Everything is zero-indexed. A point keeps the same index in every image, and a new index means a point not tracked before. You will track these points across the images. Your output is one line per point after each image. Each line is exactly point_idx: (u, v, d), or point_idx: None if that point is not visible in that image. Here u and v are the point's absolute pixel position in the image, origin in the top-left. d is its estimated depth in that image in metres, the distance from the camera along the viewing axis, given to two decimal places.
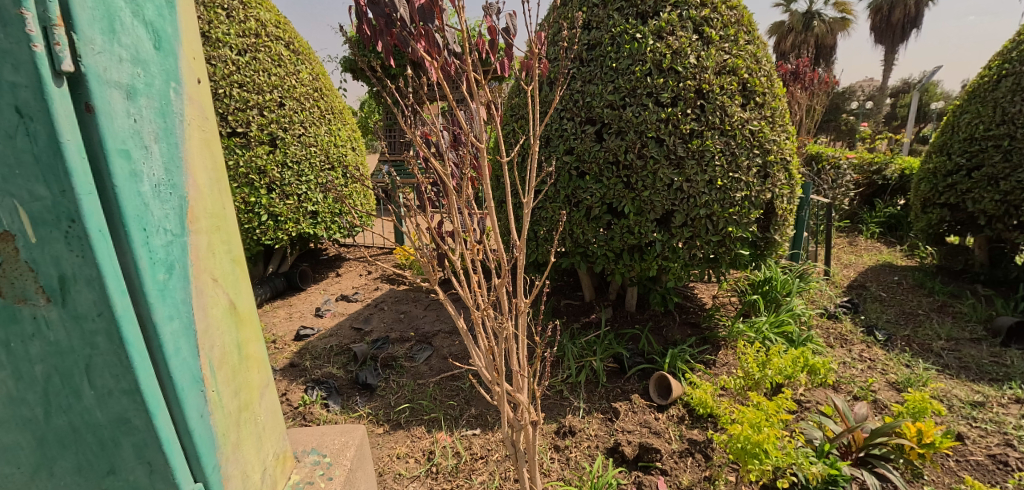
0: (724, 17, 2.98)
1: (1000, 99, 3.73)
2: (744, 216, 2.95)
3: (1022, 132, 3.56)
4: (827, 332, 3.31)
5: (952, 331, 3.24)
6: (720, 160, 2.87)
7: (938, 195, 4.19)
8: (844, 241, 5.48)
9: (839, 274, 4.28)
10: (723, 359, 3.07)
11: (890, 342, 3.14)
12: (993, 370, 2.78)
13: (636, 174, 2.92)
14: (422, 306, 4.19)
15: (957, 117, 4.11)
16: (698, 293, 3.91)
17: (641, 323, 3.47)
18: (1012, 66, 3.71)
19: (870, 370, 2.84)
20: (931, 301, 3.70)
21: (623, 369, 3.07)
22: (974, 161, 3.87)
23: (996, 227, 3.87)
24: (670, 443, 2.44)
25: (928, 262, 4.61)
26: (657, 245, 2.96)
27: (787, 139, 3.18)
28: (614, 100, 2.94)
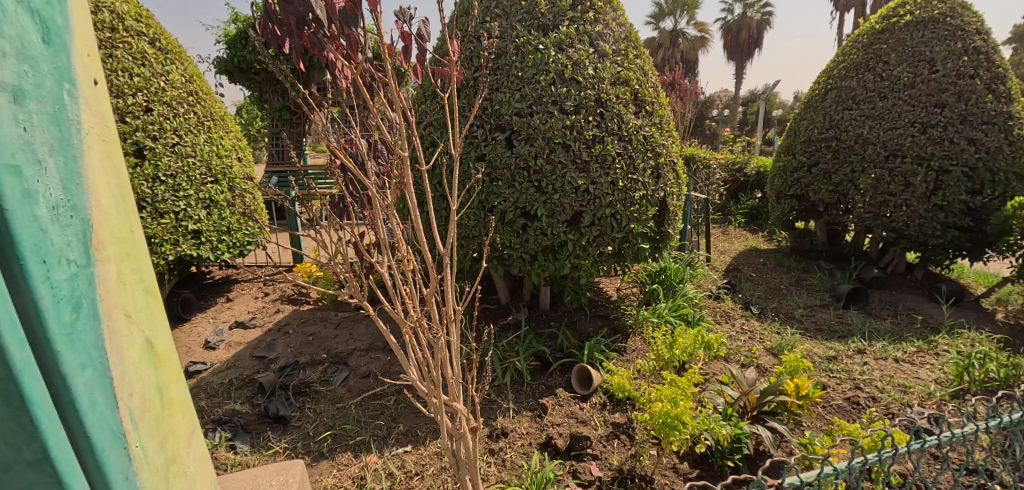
0: (616, 33, 3.26)
1: (828, 109, 4.59)
2: (643, 213, 3.22)
3: (844, 135, 4.43)
4: (714, 310, 3.76)
5: (808, 300, 3.89)
6: (620, 163, 3.10)
7: (787, 188, 5.00)
8: (718, 231, 6.28)
9: (719, 260, 4.90)
10: (634, 345, 3.32)
11: (763, 315, 3.66)
12: (840, 329, 3.39)
13: (546, 178, 3.02)
14: (332, 324, 3.91)
15: (797, 123, 4.96)
16: (605, 286, 4.19)
17: (557, 321, 3.61)
18: (834, 82, 4.61)
19: (751, 340, 3.28)
20: (790, 278, 4.41)
21: (545, 365, 3.17)
22: (812, 159, 4.71)
23: (830, 212, 4.73)
24: (597, 428, 2.57)
25: (783, 244, 5.48)
26: (569, 245, 3.12)
27: (673, 143, 3.53)
28: (522, 108, 3.03)
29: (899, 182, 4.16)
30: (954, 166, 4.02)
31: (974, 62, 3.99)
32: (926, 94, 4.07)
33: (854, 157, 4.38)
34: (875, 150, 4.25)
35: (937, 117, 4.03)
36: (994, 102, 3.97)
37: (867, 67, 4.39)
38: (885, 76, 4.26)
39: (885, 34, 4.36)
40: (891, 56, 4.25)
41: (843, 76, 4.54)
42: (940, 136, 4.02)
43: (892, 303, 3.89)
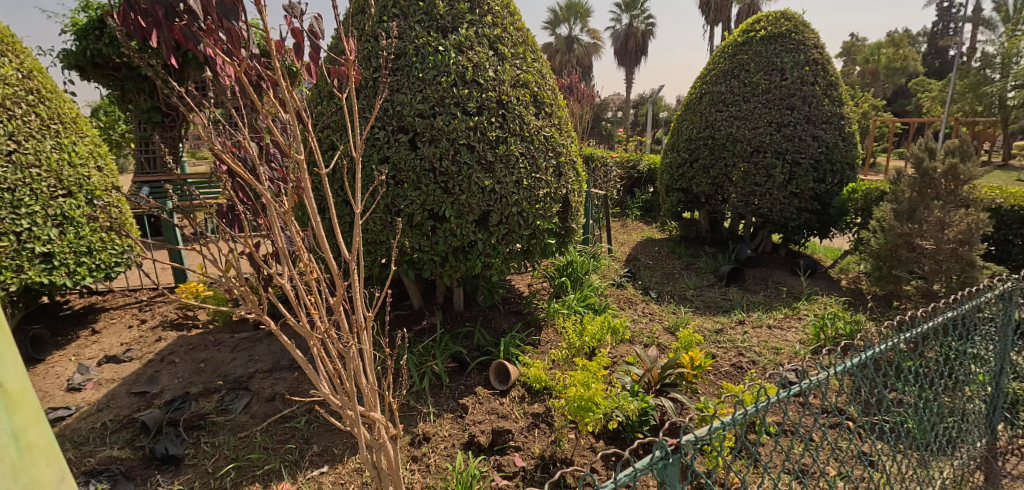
0: (513, 37, 3.37)
1: (703, 110, 5.14)
2: (548, 210, 3.32)
3: (717, 134, 4.98)
4: (618, 297, 4.02)
5: (697, 282, 4.33)
6: (523, 162, 3.17)
7: (674, 183, 5.51)
8: (618, 224, 6.73)
9: (620, 251, 5.25)
10: (547, 337, 3.44)
11: (661, 298, 4.00)
12: (724, 305, 3.82)
13: (452, 179, 3.01)
14: (227, 348, 3.57)
15: (679, 124, 5.49)
16: (517, 283, 4.29)
17: (472, 321, 3.63)
18: (707, 87, 5.19)
19: (651, 321, 3.56)
20: (681, 263, 4.86)
21: (463, 366, 3.17)
22: (693, 155, 5.23)
23: (710, 203, 5.28)
24: (518, 421, 2.63)
25: (673, 233, 6.02)
26: (478, 244, 3.13)
27: (572, 143, 3.71)
28: (424, 110, 3.00)
29: (762, 174, 4.77)
30: (803, 159, 4.69)
31: (812, 70, 4.70)
32: (779, 98, 4.73)
33: (727, 153, 4.94)
34: (743, 147, 4.84)
35: (788, 117, 4.69)
36: (829, 104, 4.71)
37: (732, 74, 5.00)
38: (747, 82, 4.88)
39: (745, 46, 5.00)
40: (751, 65, 4.89)
41: (714, 82, 5.13)
42: (791, 133, 4.69)
43: (764, 279, 4.45)
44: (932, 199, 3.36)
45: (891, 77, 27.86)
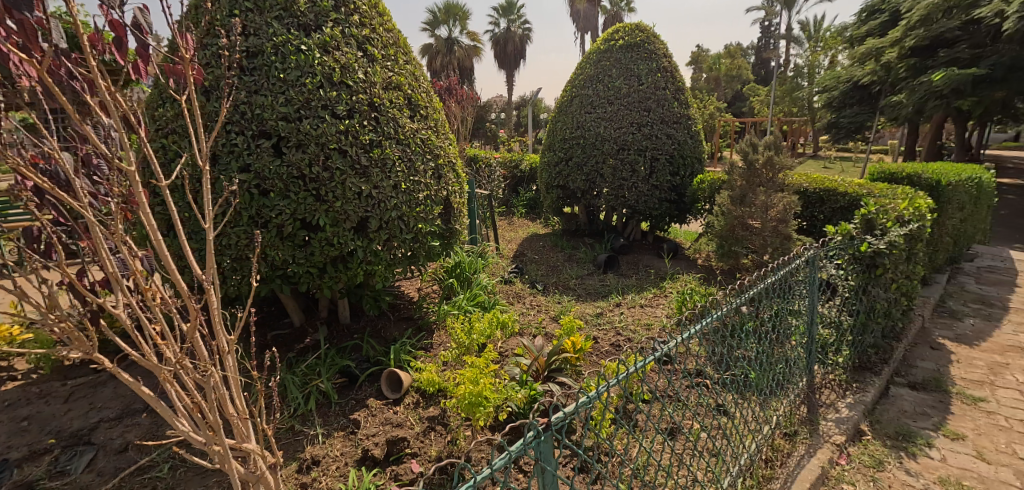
0: (383, 38, 3.30)
1: (575, 111, 5.52)
2: (428, 213, 3.27)
3: (587, 133, 5.38)
4: (508, 293, 4.14)
5: (578, 272, 4.63)
6: (400, 166, 3.11)
7: (553, 180, 5.83)
8: (505, 222, 6.93)
9: (507, 248, 5.42)
10: (439, 339, 3.42)
11: (546, 290, 4.21)
12: (602, 291, 4.14)
13: (324, 185, 2.85)
14: (59, 399, 2.99)
15: (554, 124, 5.82)
16: (407, 288, 4.21)
17: (359, 333, 3.48)
18: (577, 90, 5.57)
19: (538, 312, 3.72)
20: (564, 255, 5.17)
21: (353, 380, 3.03)
22: (568, 154, 5.59)
23: (585, 197, 5.67)
24: (413, 427, 2.58)
25: (556, 228, 6.37)
26: (358, 252, 3.00)
27: (451, 145, 3.73)
28: (288, 113, 2.80)
29: (628, 169, 5.25)
30: (660, 155, 5.25)
31: (662, 76, 5.29)
32: (637, 101, 5.24)
33: (597, 151, 5.36)
34: (610, 145, 5.28)
35: (646, 117, 5.22)
36: (678, 106, 5.33)
37: (597, 79, 5.43)
38: (610, 86, 5.34)
39: (607, 53, 5.47)
40: (613, 71, 5.36)
41: (582, 85, 5.53)
42: (649, 131, 5.22)
43: (636, 264, 4.91)
44: (757, 186, 3.99)
45: (730, 83, 32.38)
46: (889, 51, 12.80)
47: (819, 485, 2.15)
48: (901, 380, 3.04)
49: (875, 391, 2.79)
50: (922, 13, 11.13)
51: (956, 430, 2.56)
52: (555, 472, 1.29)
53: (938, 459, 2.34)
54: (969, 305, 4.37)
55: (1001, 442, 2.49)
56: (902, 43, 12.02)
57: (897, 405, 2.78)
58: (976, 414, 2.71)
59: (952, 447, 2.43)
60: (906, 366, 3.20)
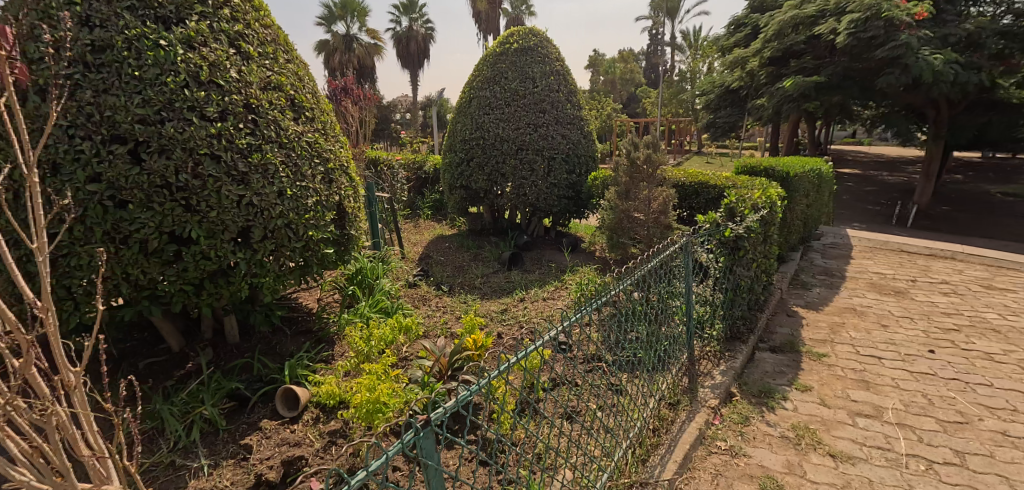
0: (260, 35, 3.10)
1: (474, 112, 5.58)
2: (320, 220, 3.11)
3: (487, 134, 5.48)
4: (412, 296, 4.09)
5: (484, 270, 4.71)
6: (284, 171, 2.92)
7: (456, 181, 5.85)
8: (411, 225, 6.81)
9: (412, 251, 5.34)
10: (340, 350, 3.28)
11: (452, 291, 4.21)
12: (506, 287, 4.24)
13: (196, 194, 2.60)
14: None
15: (454, 125, 5.84)
16: (304, 300, 3.98)
17: (250, 352, 3.23)
18: (475, 91, 5.65)
19: (443, 314, 3.72)
20: (469, 255, 5.22)
21: (244, 402, 2.81)
22: (469, 154, 5.64)
23: (488, 197, 5.75)
24: (313, 444, 2.46)
25: (462, 228, 6.40)
26: (241, 265, 2.78)
27: (342, 148, 3.58)
28: (147, 115, 2.52)
29: (527, 168, 5.43)
30: (557, 154, 5.49)
31: (555, 79, 5.54)
32: (533, 103, 5.43)
33: (497, 151, 5.47)
34: (509, 145, 5.42)
35: (542, 119, 5.43)
36: (571, 107, 5.61)
37: (494, 81, 5.55)
38: (507, 88, 5.47)
39: (502, 56, 5.60)
40: (508, 73, 5.50)
41: (480, 87, 5.62)
42: (546, 132, 5.43)
43: (539, 259, 5.09)
44: (640, 181, 4.33)
45: (624, 85, 34.69)
46: (752, 59, 14.55)
47: (697, 445, 2.40)
48: (764, 345, 3.50)
49: (743, 357, 3.17)
50: (775, 27, 12.81)
51: (805, 383, 2.99)
52: (439, 465, 1.28)
53: (791, 409, 2.72)
54: (816, 277, 5.12)
55: (837, 388, 2.96)
56: (762, 53, 13.72)
57: (760, 368, 3.18)
58: (819, 368, 3.19)
59: (801, 397, 2.85)
60: (768, 333, 3.68)
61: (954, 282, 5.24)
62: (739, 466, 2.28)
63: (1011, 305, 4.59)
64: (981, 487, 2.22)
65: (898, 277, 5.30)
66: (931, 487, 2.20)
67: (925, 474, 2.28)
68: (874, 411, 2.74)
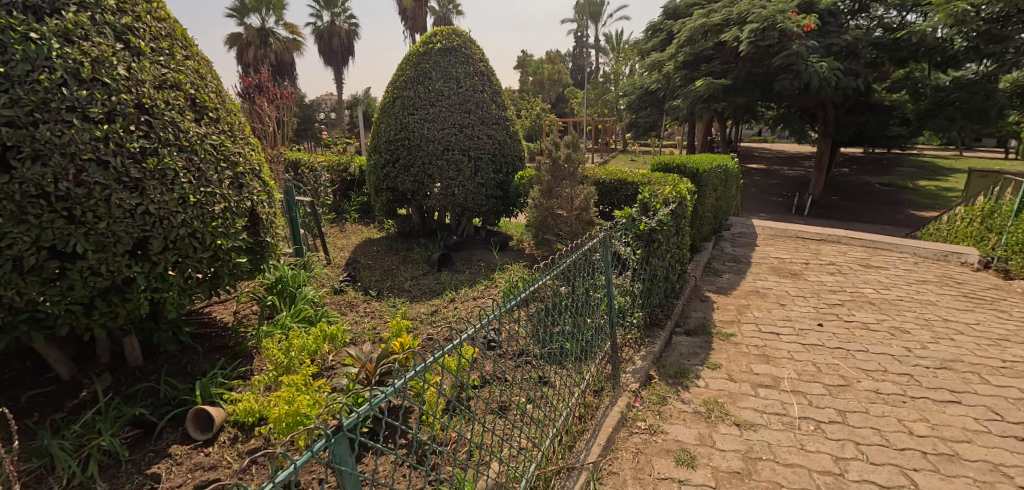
0: (152, 28, 2.86)
1: (398, 112, 5.49)
2: (230, 227, 2.93)
3: (412, 134, 5.41)
4: (338, 303, 3.95)
5: (414, 273, 4.66)
6: (186, 177, 2.72)
7: (382, 183, 5.72)
8: (336, 229, 6.57)
9: (338, 257, 5.16)
10: (259, 364, 3.10)
11: (380, 295, 4.13)
12: (437, 289, 4.23)
13: (80, 204, 2.35)
14: None
15: (378, 126, 5.70)
16: (217, 314, 3.72)
17: (155, 374, 2.97)
18: (398, 91, 5.55)
19: (371, 319, 3.64)
20: (398, 258, 5.15)
21: (150, 429, 2.58)
22: (394, 156, 5.54)
23: (415, 198, 5.67)
24: (231, 465, 2.32)
25: (391, 231, 6.27)
26: (139, 280, 2.55)
27: (253, 150, 3.39)
28: (16, 116, 2.24)
29: (454, 168, 5.43)
30: (483, 154, 5.53)
31: (479, 79, 5.59)
32: (457, 103, 5.44)
33: (423, 152, 5.42)
34: (435, 145, 5.39)
35: (467, 119, 5.44)
36: (496, 108, 5.68)
37: (417, 80, 5.49)
38: (431, 89, 5.43)
39: (426, 55, 5.55)
40: (432, 73, 5.46)
41: (403, 87, 5.53)
42: (472, 132, 5.46)
43: (470, 259, 5.11)
44: (562, 179, 4.48)
45: (552, 86, 35.55)
46: (668, 63, 15.49)
47: (620, 427, 2.54)
48: (680, 329, 3.76)
49: (661, 342, 3.39)
50: (687, 33, 13.73)
51: (715, 361, 3.26)
52: (353, 470, 1.27)
53: (703, 386, 2.96)
54: (725, 264, 5.57)
55: (742, 364, 3.25)
56: (676, 57, 14.64)
57: (676, 350, 3.42)
58: (727, 347, 3.49)
59: (712, 375, 3.10)
60: (683, 318, 3.96)
61: (838, 263, 5.93)
62: (658, 443, 2.45)
63: (882, 280, 5.28)
64: (858, 439, 2.54)
65: (794, 261, 5.89)
66: (818, 444, 2.49)
67: (814, 433, 2.57)
68: (773, 382, 3.05)
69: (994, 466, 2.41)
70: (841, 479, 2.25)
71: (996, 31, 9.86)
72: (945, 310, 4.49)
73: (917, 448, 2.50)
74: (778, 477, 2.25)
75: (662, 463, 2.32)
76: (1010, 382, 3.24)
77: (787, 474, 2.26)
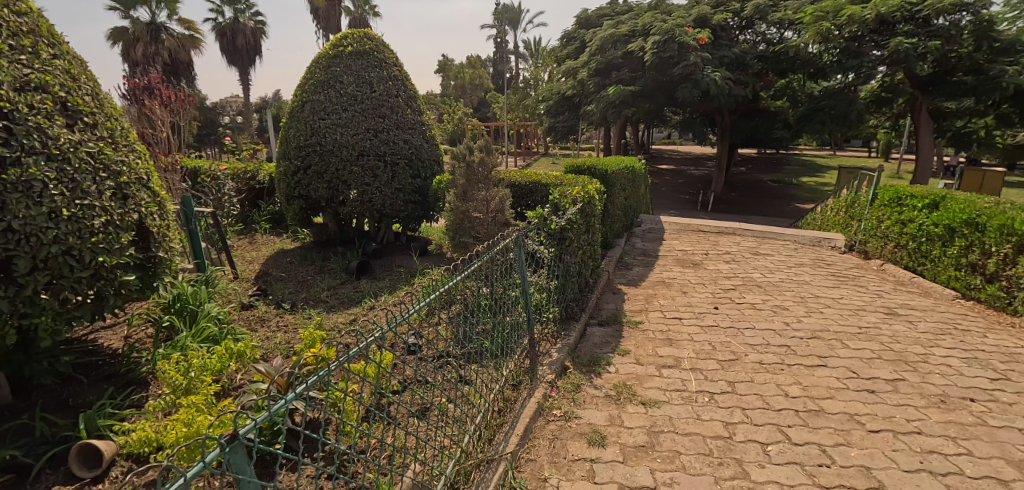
0: (10, 23, 2.57)
1: (308, 118, 5.30)
2: (114, 242, 2.67)
3: (323, 140, 5.25)
4: (247, 319, 3.73)
5: (331, 282, 4.53)
6: (58, 188, 2.47)
7: (293, 191, 5.48)
8: (245, 241, 6.19)
9: (247, 271, 4.88)
10: (157, 389, 2.87)
11: (295, 308, 3.96)
12: (356, 297, 4.16)
13: None
14: None
15: (287, 131, 5.46)
16: (105, 339, 3.38)
17: (29, 412, 2.65)
18: (307, 95, 5.36)
19: (283, 333, 3.49)
20: (314, 268, 4.98)
21: (24, 472, 2.30)
22: (305, 162, 5.33)
23: (331, 205, 5.53)
24: None
25: (306, 241, 6.03)
26: (2, 306, 2.28)
27: (140, 158, 3.12)
28: None
29: (370, 174, 5.33)
30: (399, 160, 5.48)
31: (393, 84, 5.54)
32: (371, 108, 5.35)
33: (336, 158, 5.27)
34: (349, 151, 5.27)
35: (382, 124, 5.37)
36: (412, 113, 5.65)
37: (328, 84, 5.33)
38: (343, 93, 5.30)
39: (336, 59, 5.41)
40: (344, 77, 5.34)
41: (313, 90, 5.35)
42: (388, 138, 5.39)
43: (389, 266, 5.06)
44: (476, 182, 4.58)
45: (474, 90, 35.86)
46: (581, 70, 16.27)
47: (537, 416, 2.67)
48: (594, 321, 4.01)
49: (575, 334, 3.59)
50: (598, 43, 14.53)
51: (625, 348, 3.52)
52: (253, 477, 1.27)
53: (613, 371, 3.19)
54: (636, 258, 5.98)
55: (649, 348, 3.54)
56: (589, 64, 15.42)
57: (590, 341, 3.64)
58: (636, 334, 3.77)
59: (622, 361, 3.34)
60: (597, 310, 4.22)
61: (732, 252, 6.59)
62: (571, 428, 2.61)
63: (768, 265, 5.96)
64: (744, 405, 2.88)
65: (696, 252, 6.46)
66: (711, 413, 2.78)
67: (708, 403, 2.88)
68: (675, 362, 3.35)
69: (850, 415, 2.84)
70: (729, 441, 2.54)
71: (854, 47, 11.17)
72: (817, 288, 5.16)
73: (791, 407, 2.89)
74: (677, 446, 2.49)
75: (575, 446, 2.47)
76: (864, 344, 3.82)
77: (684, 442, 2.52)
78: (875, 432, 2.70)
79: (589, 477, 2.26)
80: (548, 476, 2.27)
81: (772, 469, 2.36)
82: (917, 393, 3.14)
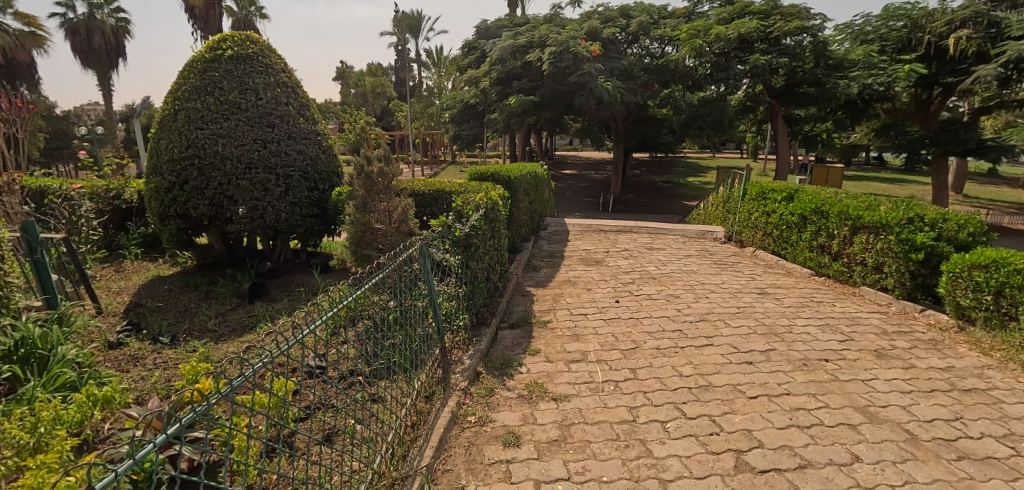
0: None
1: (182, 128, 4.79)
2: None
3: (203, 152, 4.77)
4: (115, 359, 3.27)
5: (219, 308, 4.13)
6: None
7: (168, 209, 4.92)
8: (109, 269, 5.42)
9: (113, 303, 4.28)
10: None
11: (175, 341, 3.54)
12: (250, 322, 3.85)
13: None
14: None
15: (157, 143, 4.89)
16: None
17: None
18: (180, 103, 4.84)
19: (162, 371, 3.11)
20: (198, 294, 4.51)
21: None
22: (181, 177, 4.81)
23: (215, 224, 5.04)
24: None
25: (188, 264, 5.44)
26: None
27: None
28: None
29: (260, 188, 4.94)
30: (293, 172, 5.13)
31: (282, 91, 5.19)
32: (257, 116, 4.97)
33: (218, 172, 4.82)
34: (234, 164, 4.85)
35: (270, 134, 5.01)
36: (306, 122, 5.33)
37: (205, 91, 4.87)
38: (224, 100, 4.87)
39: (214, 63, 4.95)
40: (224, 83, 4.91)
41: (187, 98, 4.85)
42: (278, 149, 5.03)
43: (287, 287, 4.72)
44: (377, 193, 4.45)
45: (376, 98, 34.83)
46: (484, 79, 16.54)
47: (451, 425, 2.65)
48: (505, 324, 4.08)
49: (486, 339, 3.63)
50: (498, 53, 14.86)
51: (535, 348, 3.63)
52: None
53: (524, 372, 3.27)
54: (544, 259, 6.19)
55: (558, 346, 3.69)
56: (490, 74, 15.71)
57: (501, 344, 3.70)
58: (545, 333, 3.91)
59: (533, 361, 3.44)
60: (507, 313, 4.30)
61: (630, 248, 7.08)
62: (486, 433, 2.63)
63: (661, 259, 6.49)
64: (645, 389, 3.10)
65: (598, 251, 6.85)
66: (617, 400, 2.97)
67: (613, 391, 3.06)
68: (582, 356, 3.52)
69: (733, 386, 3.19)
70: (634, 424, 2.73)
71: (722, 63, 12.50)
72: (703, 276, 5.73)
73: (685, 386, 3.17)
74: (587, 435, 2.62)
75: (491, 449, 2.50)
76: (742, 322, 4.31)
77: (593, 431, 2.65)
78: (753, 398, 3.05)
79: (506, 478, 2.29)
80: (465, 484, 2.26)
81: (671, 444, 2.57)
82: (785, 360, 3.61)
